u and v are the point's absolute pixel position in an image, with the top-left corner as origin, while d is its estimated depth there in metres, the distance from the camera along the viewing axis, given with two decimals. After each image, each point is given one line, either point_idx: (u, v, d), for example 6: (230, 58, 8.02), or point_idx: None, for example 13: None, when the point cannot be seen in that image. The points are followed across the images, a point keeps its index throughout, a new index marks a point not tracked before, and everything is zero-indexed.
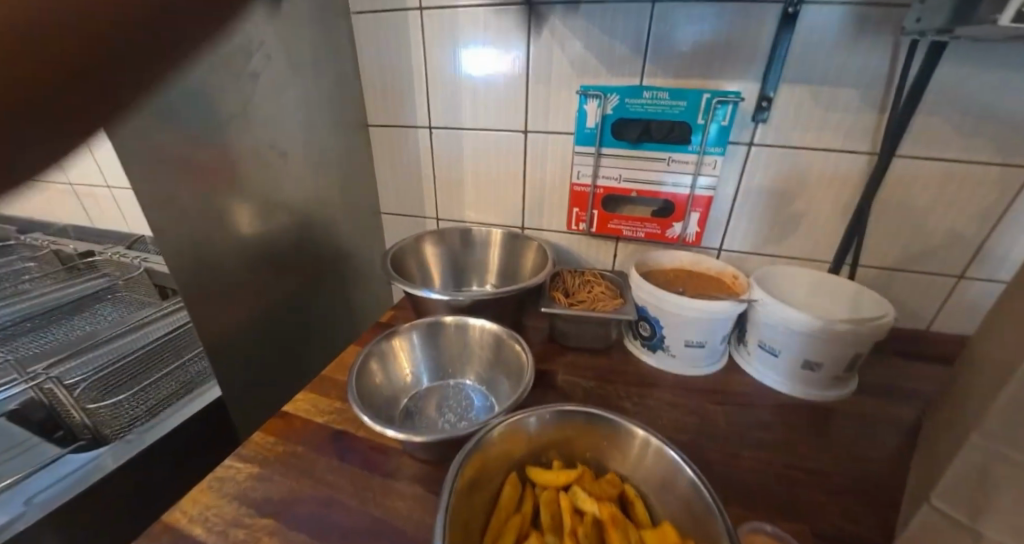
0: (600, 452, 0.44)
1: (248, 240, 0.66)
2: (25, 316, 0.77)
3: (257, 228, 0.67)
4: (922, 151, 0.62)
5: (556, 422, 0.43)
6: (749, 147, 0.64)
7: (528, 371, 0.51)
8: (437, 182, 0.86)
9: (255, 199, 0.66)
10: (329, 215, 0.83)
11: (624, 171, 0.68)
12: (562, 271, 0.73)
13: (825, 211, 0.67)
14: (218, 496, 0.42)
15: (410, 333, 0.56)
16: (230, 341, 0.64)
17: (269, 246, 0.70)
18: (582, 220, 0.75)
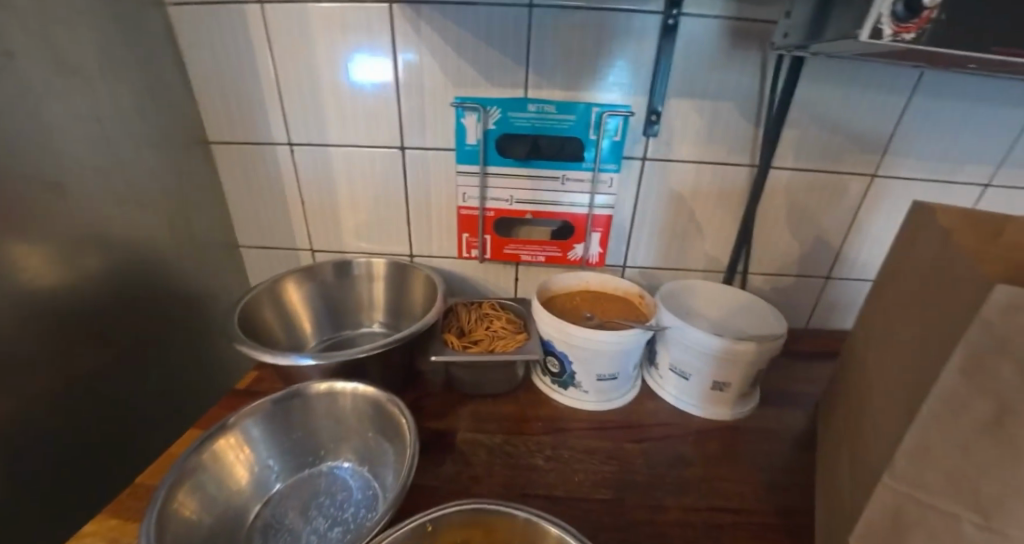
0: None
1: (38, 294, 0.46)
2: None
3: (55, 280, 0.48)
4: (791, 162, 0.65)
5: (439, 529, 0.34)
6: (642, 161, 0.62)
7: (411, 445, 0.40)
8: (307, 209, 0.72)
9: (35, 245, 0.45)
10: (161, 258, 0.64)
11: (516, 193, 0.62)
12: (456, 306, 0.64)
13: (715, 224, 0.68)
14: None
15: (251, 418, 0.44)
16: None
17: (69, 305, 0.50)
18: (474, 247, 0.67)
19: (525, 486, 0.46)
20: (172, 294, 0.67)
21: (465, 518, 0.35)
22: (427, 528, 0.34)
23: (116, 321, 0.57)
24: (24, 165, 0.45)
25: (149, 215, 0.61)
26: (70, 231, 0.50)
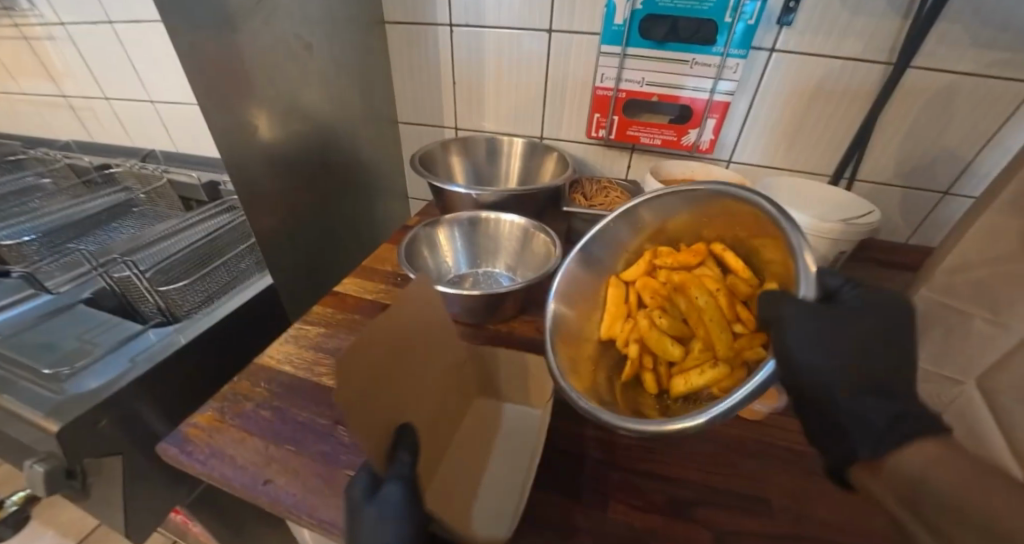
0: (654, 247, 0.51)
1: (276, 143, 0.64)
2: (49, 227, 0.76)
3: (274, 134, 0.64)
4: (937, 62, 0.63)
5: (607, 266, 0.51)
6: (770, 53, 0.66)
7: (558, 253, 0.57)
8: (457, 86, 0.83)
9: (278, 100, 0.63)
10: (353, 122, 0.80)
11: (647, 75, 0.70)
12: (581, 178, 0.78)
13: (835, 121, 0.70)
14: (297, 346, 0.51)
15: (450, 227, 0.64)
16: (275, 237, 0.69)
17: (286, 155, 0.67)
18: (602, 127, 0.77)
19: None
20: (356, 157, 0.84)
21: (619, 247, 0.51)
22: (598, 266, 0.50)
23: (334, 160, 0.79)
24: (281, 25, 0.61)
25: (350, 86, 0.77)
26: (309, 88, 0.68)
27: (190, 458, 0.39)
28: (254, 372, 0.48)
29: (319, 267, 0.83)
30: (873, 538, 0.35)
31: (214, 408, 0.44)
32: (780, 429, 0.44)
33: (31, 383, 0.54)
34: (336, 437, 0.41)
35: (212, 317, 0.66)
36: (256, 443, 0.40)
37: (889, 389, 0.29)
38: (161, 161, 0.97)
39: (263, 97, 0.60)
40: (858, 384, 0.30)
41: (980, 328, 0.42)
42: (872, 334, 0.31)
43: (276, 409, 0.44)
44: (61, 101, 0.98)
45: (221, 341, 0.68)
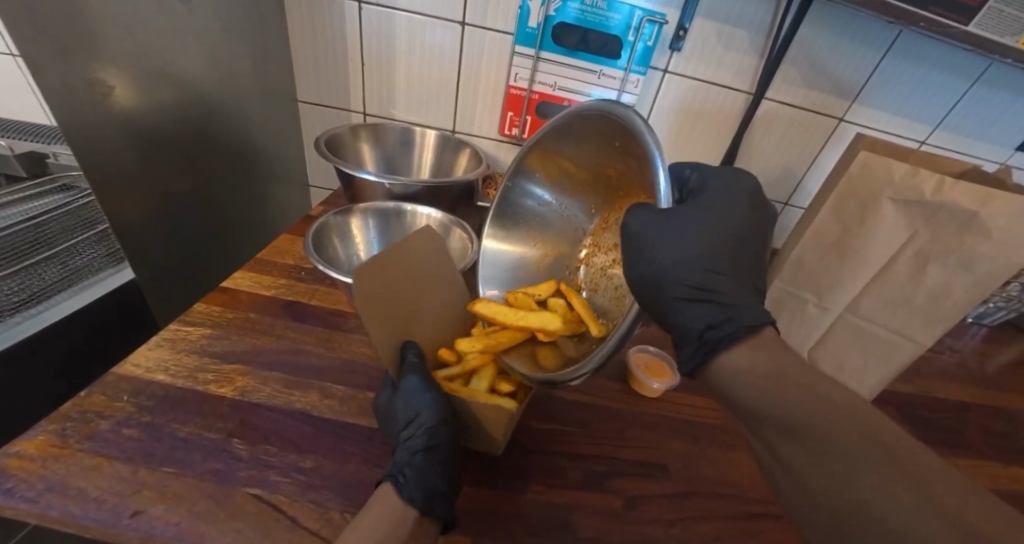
0: (549, 168, 0.47)
1: (134, 112, 0.53)
2: None
3: (134, 101, 0.53)
4: (782, 97, 0.76)
5: (525, 182, 0.49)
6: (663, 73, 0.74)
7: (476, 248, 0.57)
8: (366, 68, 0.78)
9: (137, 58, 0.52)
10: (240, 93, 0.70)
11: (559, 79, 0.73)
12: (494, 174, 0.78)
13: (710, 139, 0.82)
14: (173, 350, 0.43)
15: (363, 215, 0.60)
16: (138, 225, 0.57)
17: (150, 126, 0.56)
18: (515, 125, 0.79)
19: None
20: (249, 135, 0.74)
21: (529, 164, 0.48)
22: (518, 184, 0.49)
23: (217, 137, 0.68)
24: None
25: (235, 54, 0.66)
26: (184, 50, 0.58)
27: (14, 499, 0.31)
28: (111, 384, 0.39)
29: (204, 251, 0.73)
30: (745, 489, 0.42)
31: (50, 431, 0.35)
32: (671, 402, 0.50)
33: None
34: (229, 452, 0.36)
35: (41, 321, 0.52)
36: (118, 469, 0.33)
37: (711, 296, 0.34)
38: None
39: (113, 50, 0.48)
40: (685, 309, 0.34)
41: (814, 312, 0.54)
42: (703, 238, 0.34)
43: (146, 426, 0.37)
44: None
45: (54, 351, 0.54)
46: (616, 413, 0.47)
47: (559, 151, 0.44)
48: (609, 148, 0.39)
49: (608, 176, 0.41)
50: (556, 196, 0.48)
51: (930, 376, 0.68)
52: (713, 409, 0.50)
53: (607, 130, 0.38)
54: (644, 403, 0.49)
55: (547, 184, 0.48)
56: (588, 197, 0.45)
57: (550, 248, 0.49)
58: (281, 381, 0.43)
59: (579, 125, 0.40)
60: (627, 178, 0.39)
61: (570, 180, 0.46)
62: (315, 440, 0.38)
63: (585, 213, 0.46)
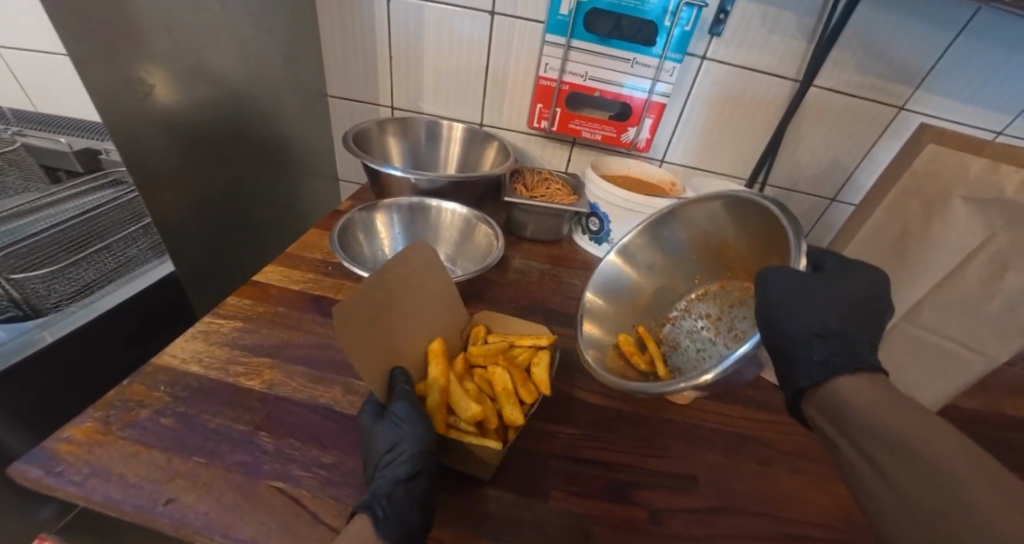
0: (687, 221, 0.47)
1: (174, 110, 0.55)
2: None
3: (173, 99, 0.54)
4: (833, 84, 0.71)
5: (654, 227, 0.50)
6: (701, 60, 0.70)
7: (500, 245, 0.56)
8: (395, 62, 0.77)
9: (177, 57, 0.53)
10: (273, 89, 0.71)
11: (590, 69, 0.70)
12: (522, 168, 0.77)
13: (750, 130, 0.77)
14: (206, 342, 0.45)
15: (388, 211, 0.60)
16: (179, 218, 0.59)
17: (189, 124, 0.58)
18: (544, 118, 0.76)
19: (564, 294, 0.63)
20: (281, 130, 0.76)
21: (671, 212, 0.48)
22: (648, 226, 0.50)
23: (250, 132, 0.70)
24: None
25: (268, 51, 0.68)
26: (219, 48, 0.60)
27: (63, 481, 0.32)
28: (150, 374, 0.41)
29: (241, 242, 0.75)
30: (781, 507, 0.40)
31: (95, 418, 0.37)
32: (703, 410, 0.48)
33: None
34: (256, 445, 0.37)
35: (92, 311, 0.56)
36: (154, 457, 0.35)
37: (837, 339, 0.33)
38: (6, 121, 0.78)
39: (153, 49, 0.50)
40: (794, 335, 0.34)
41: None
42: (842, 298, 0.35)
43: (181, 415, 0.38)
44: None
45: (103, 338, 0.58)
46: (642, 420, 0.45)
47: (709, 217, 0.45)
48: (765, 244, 0.41)
49: (730, 251, 0.44)
50: (680, 251, 0.49)
51: (996, 390, 0.62)
52: (748, 419, 0.48)
53: (773, 229, 0.39)
54: (674, 410, 0.47)
55: (677, 238, 0.49)
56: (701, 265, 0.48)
57: (646, 291, 0.50)
58: (306, 375, 0.43)
59: (751, 211, 0.41)
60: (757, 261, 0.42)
61: (701, 245, 0.47)
62: (338, 436, 0.38)
63: (691, 279, 0.49)
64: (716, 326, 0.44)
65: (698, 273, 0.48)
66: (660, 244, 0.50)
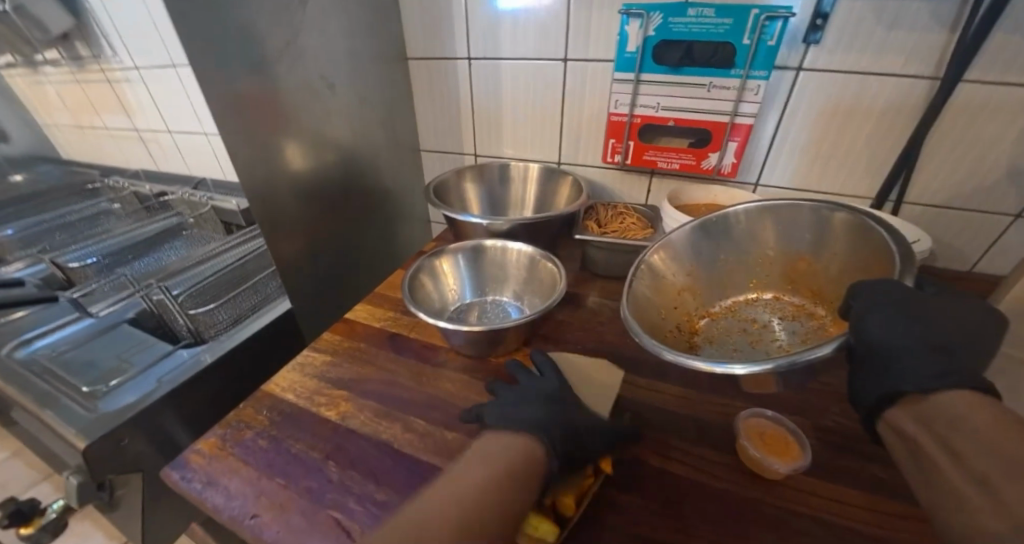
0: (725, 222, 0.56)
1: (299, 179, 0.66)
2: (117, 249, 0.88)
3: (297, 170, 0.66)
4: (1002, 76, 0.55)
5: (708, 235, 0.57)
6: (796, 72, 0.62)
7: (562, 282, 0.55)
8: (476, 114, 0.83)
9: (306, 130, 0.65)
10: (374, 149, 0.82)
11: (663, 99, 0.65)
12: (596, 204, 0.73)
13: (870, 142, 0.64)
14: (301, 373, 0.52)
15: (453, 255, 0.62)
16: (298, 265, 0.70)
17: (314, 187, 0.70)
18: (618, 152, 0.72)
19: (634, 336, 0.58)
20: (381, 182, 0.87)
21: (760, 224, 0.56)
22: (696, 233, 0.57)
23: (356, 186, 0.80)
24: (307, 67, 0.63)
25: (370, 119, 0.79)
26: (334, 126, 0.71)
27: (190, 486, 0.41)
28: (259, 400, 0.49)
29: (345, 282, 0.85)
30: None
31: (217, 434, 0.45)
32: (800, 490, 0.39)
33: (70, 399, 0.57)
34: (324, 473, 0.41)
35: (235, 339, 0.69)
36: (250, 474, 0.41)
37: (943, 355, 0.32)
38: (210, 189, 1.09)
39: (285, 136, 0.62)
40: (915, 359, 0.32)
41: None
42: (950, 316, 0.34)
43: (274, 438, 0.45)
44: (134, 133, 1.14)
45: (242, 364, 0.71)
46: (716, 495, 0.39)
47: (755, 225, 0.56)
48: (809, 268, 0.54)
49: (802, 269, 0.54)
50: (698, 240, 0.57)
51: None
52: (868, 510, 0.37)
53: (836, 249, 0.51)
54: (759, 486, 0.39)
55: (737, 240, 0.57)
56: (749, 274, 0.58)
57: (696, 281, 0.57)
58: (374, 410, 0.47)
59: (806, 230, 0.53)
60: (810, 254, 0.53)
61: (743, 255, 0.57)
62: (391, 473, 0.41)
63: (751, 283, 0.58)
64: (714, 331, 0.54)
65: (755, 280, 0.57)
66: (684, 242, 0.56)
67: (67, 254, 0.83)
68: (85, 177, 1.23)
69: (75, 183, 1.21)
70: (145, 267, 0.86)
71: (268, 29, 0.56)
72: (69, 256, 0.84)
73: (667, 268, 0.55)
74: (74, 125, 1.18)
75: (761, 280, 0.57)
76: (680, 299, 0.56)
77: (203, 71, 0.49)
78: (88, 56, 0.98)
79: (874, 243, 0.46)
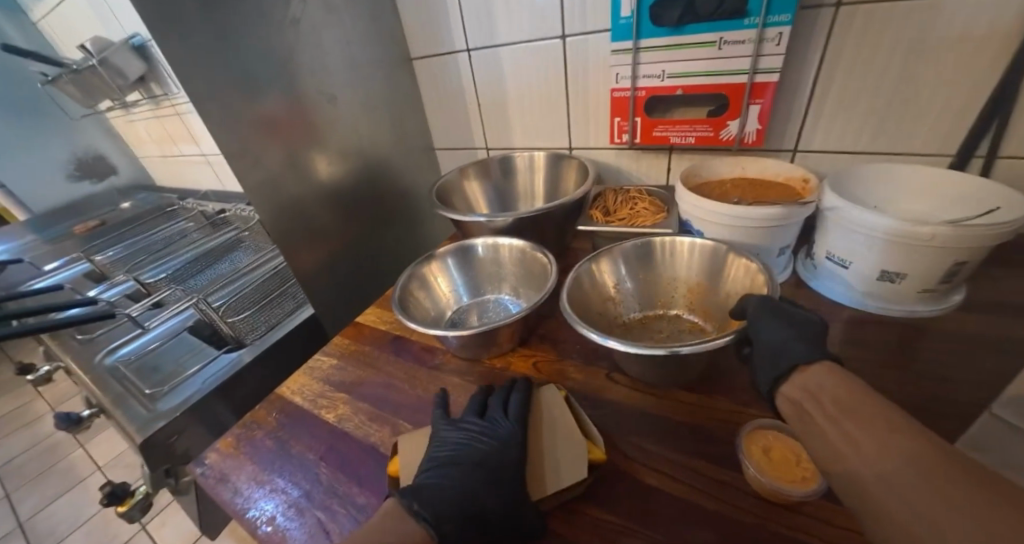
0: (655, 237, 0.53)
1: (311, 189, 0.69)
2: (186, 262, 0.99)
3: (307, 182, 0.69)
4: None
5: (638, 249, 0.54)
6: (834, 8, 0.50)
7: (553, 274, 0.52)
8: (482, 106, 0.81)
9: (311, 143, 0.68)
10: (387, 153, 0.84)
11: (668, 66, 0.58)
12: (606, 190, 0.69)
13: (945, 84, 0.49)
14: (309, 376, 0.55)
15: (442, 258, 0.62)
16: (317, 272, 0.74)
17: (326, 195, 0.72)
18: (625, 131, 0.66)
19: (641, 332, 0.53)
20: (397, 184, 0.88)
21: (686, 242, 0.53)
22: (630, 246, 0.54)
23: (372, 191, 0.82)
24: (305, 81, 0.66)
25: (378, 124, 0.80)
26: (340, 134, 0.73)
27: (206, 479, 0.45)
28: (271, 401, 0.53)
29: (369, 284, 0.87)
30: None
31: (234, 433, 0.49)
32: (810, 518, 0.33)
33: (135, 399, 0.65)
34: (314, 475, 0.43)
35: (269, 342, 0.75)
36: (254, 472, 0.45)
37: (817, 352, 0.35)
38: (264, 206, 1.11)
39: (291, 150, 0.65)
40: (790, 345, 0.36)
41: None
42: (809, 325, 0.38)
43: (278, 438, 0.48)
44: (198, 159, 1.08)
45: (276, 366, 0.77)
46: (704, 518, 0.35)
47: (681, 248, 0.53)
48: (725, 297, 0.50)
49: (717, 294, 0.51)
50: (627, 252, 0.54)
51: None
52: None
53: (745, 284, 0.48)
54: (758, 510, 0.34)
55: (662, 258, 0.54)
56: (666, 290, 0.55)
57: (625, 291, 0.55)
58: (368, 413, 0.49)
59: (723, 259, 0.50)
60: (706, 276, 0.52)
61: (663, 274, 0.54)
62: (373, 478, 0.42)
63: (669, 301, 0.55)
64: (628, 335, 0.52)
65: (673, 299, 0.55)
66: (617, 251, 0.54)
67: (146, 271, 0.95)
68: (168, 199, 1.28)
69: (162, 204, 1.27)
70: (205, 276, 0.94)
71: (261, 51, 0.59)
72: (148, 272, 0.96)
73: (598, 277, 0.53)
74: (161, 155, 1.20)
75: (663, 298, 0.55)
76: (607, 306, 0.53)
77: (201, 100, 0.52)
78: (161, 95, 0.93)
79: (751, 264, 0.47)
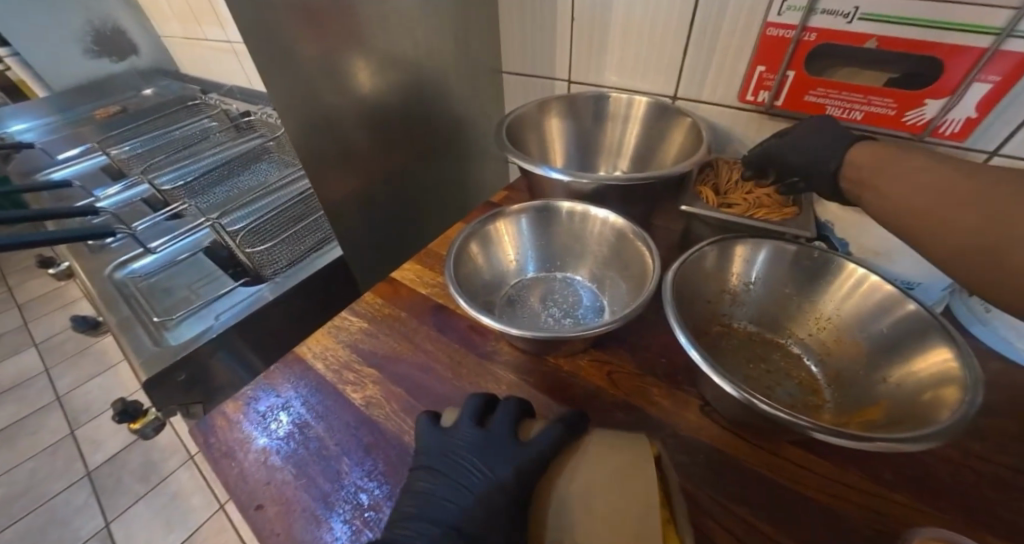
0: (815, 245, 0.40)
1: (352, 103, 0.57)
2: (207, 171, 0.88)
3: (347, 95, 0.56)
4: None
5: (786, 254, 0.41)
6: None
7: (657, 274, 0.41)
8: (573, 25, 0.64)
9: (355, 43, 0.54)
10: (443, 69, 0.69)
11: (869, 1, 0.42)
12: (717, 161, 0.55)
13: None
14: (334, 340, 0.46)
15: (516, 218, 0.50)
16: (349, 206, 0.63)
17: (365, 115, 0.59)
18: (766, 87, 0.51)
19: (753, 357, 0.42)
20: (450, 110, 0.74)
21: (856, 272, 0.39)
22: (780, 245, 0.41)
23: (422, 118, 0.69)
24: None
25: (438, 30, 0.64)
26: (392, 36, 0.58)
27: (210, 455, 0.38)
28: (289, 363, 0.44)
29: (403, 225, 0.76)
30: None
31: (245, 397, 0.42)
32: None
33: (140, 327, 0.58)
34: (336, 477, 0.36)
35: (291, 280, 0.66)
36: (264, 455, 0.37)
37: None
38: None
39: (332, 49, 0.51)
40: None
41: None
42: None
43: (294, 415, 0.40)
44: (226, 47, 0.95)
45: (297, 305, 0.69)
46: None
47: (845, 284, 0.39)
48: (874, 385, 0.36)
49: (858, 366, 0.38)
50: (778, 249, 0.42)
51: None
52: None
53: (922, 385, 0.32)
54: None
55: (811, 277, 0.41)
56: (789, 319, 0.42)
57: (746, 293, 0.43)
58: (402, 401, 0.40)
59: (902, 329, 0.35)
60: (873, 343, 0.37)
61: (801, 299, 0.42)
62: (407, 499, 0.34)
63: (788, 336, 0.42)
64: (720, 344, 0.42)
65: (801, 338, 0.42)
66: (763, 245, 0.42)
67: (163, 175, 0.84)
68: (189, 91, 1.16)
69: (183, 96, 1.15)
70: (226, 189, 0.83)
71: None
72: (164, 177, 0.85)
73: (724, 264, 0.42)
74: (183, 35, 1.06)
75: (794, 331, 0.42)
76: (720, 304, 0.43)
77: None
78: None
79: (955, 371, 0.30)
